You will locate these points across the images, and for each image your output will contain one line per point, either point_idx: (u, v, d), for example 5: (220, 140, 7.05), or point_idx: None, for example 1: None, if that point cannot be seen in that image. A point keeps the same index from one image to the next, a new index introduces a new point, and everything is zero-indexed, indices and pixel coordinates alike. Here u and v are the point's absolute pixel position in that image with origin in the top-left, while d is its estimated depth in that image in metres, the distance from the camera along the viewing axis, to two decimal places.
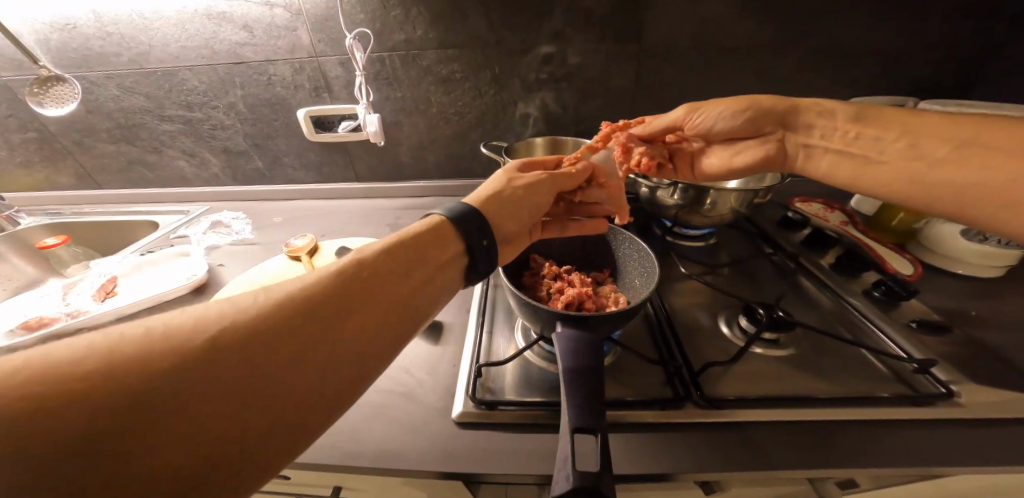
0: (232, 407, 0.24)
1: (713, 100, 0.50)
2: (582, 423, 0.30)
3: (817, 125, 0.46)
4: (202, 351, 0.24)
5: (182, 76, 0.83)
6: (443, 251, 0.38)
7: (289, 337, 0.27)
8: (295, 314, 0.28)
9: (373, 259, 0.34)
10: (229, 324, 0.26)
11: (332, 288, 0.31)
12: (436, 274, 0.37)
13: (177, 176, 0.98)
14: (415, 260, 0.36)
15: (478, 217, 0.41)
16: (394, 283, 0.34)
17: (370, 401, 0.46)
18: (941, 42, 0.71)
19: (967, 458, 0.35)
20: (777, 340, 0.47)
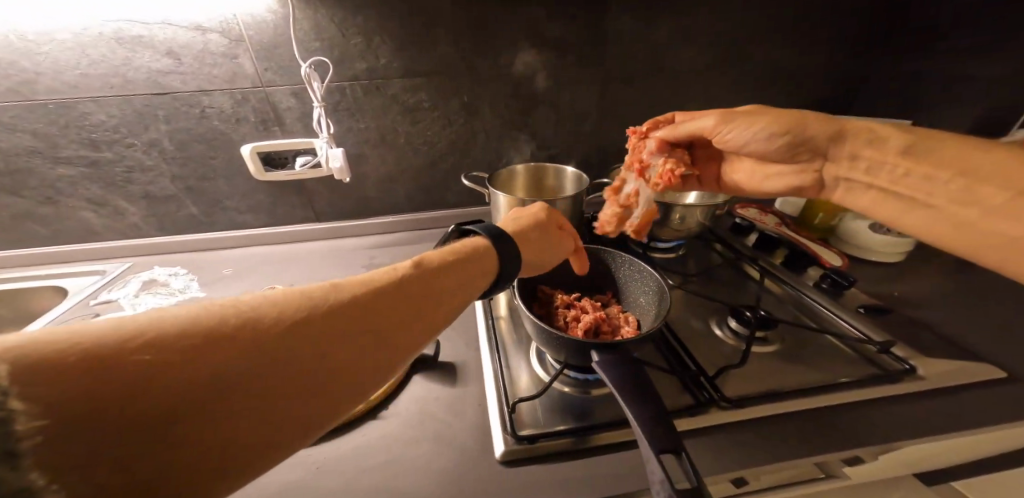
0: (261, 404, 0.24)
1: (758, 119, 0.51)
2: (663, 445, 0.31)
3: (861, 155, 0.47)
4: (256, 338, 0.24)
5: (83, 109, 0.68)
6: (486, 271, 0.40)
7: (332, 341, 0.28)
8: (340, 319, 0.29)
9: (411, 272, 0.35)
10: (286, 321, 0.26)
11: (375, 295, 0.31)
12: (464, 287, 0.38)
13: (79, 230, 0.80)
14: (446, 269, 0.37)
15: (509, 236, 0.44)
16: (426, 295, 0.34)
17: (403, 461, 0.42)
18: (828, 72, 0.87)
19: (930, 414, 0.43)
20: (765, 338, 0.54)
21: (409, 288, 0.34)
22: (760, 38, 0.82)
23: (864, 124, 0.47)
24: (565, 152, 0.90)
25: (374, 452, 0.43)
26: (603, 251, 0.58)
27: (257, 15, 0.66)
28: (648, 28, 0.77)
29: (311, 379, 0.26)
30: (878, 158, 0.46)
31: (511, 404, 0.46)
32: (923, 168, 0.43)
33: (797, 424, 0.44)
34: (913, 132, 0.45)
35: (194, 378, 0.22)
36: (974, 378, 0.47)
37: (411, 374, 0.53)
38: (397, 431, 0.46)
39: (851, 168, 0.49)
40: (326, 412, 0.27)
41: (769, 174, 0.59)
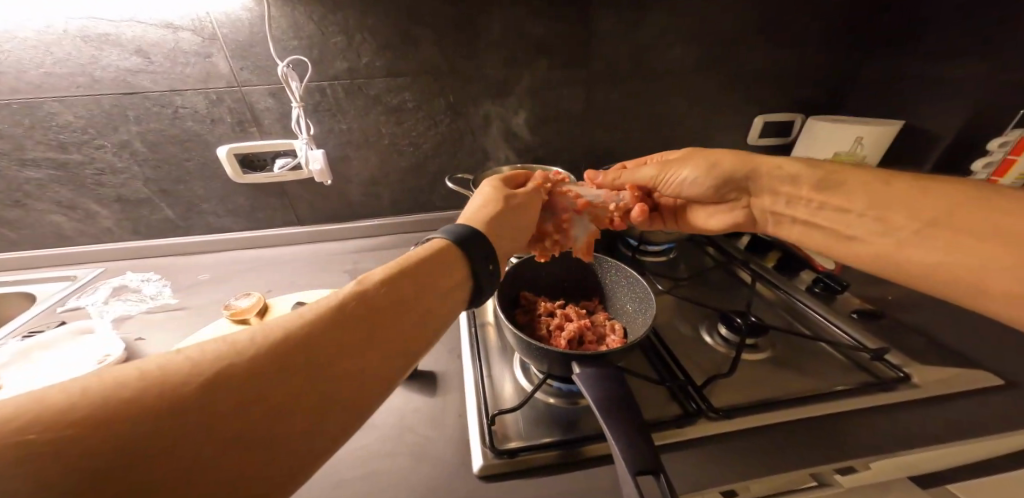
0: (233, 457, 0.21)
1: (688, 161, 0.53)
2: (642, 465, 0.29)
3: (781, 191, 0.47)
4: (197, 393, 0.22)
5: (49, 109, 0.65)
6: (457, 274, 0.36)
7: (299, 371, 0.25)
8: (301, 353, 0.25)
9: (382, 284, 0.32)
10: (234, 364, 0.23)
11: (340, 316, 0.28)
12: (442, 297, 0.34)
13: (49, 235, 0.77)
14: (422, 280, 0.33)
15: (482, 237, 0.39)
16: (401, 305, 0.31)
17: (378, 475, 0.40)
18: (819, 72, 0.86)
19: (928, 425, 0.42)
20: (756, 344, 0.52)
21: (381, 300, 0.31)
22: (750, 37, 0.80)
23: (775, 161, 0.47)
24: (553, 154, 0.89)
25: (346, 467, 0.41)
26: (589, 256, 0.56)
27: (231, 13, 0.63)
28: (637, 26, 0.76)
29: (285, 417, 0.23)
30: (797, 195, 0.46)
31: (491, 415, 0.44)
32: (831, 174, 0.44)
33: (789, 435, 0.42)
34: (820, 166, 0.45)
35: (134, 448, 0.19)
36: (970, 385, 0.45)
37: None
38: (372, 444, 0.43)
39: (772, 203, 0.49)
40: (317, 449, 0.24)
41: (707, 213, 0.57)
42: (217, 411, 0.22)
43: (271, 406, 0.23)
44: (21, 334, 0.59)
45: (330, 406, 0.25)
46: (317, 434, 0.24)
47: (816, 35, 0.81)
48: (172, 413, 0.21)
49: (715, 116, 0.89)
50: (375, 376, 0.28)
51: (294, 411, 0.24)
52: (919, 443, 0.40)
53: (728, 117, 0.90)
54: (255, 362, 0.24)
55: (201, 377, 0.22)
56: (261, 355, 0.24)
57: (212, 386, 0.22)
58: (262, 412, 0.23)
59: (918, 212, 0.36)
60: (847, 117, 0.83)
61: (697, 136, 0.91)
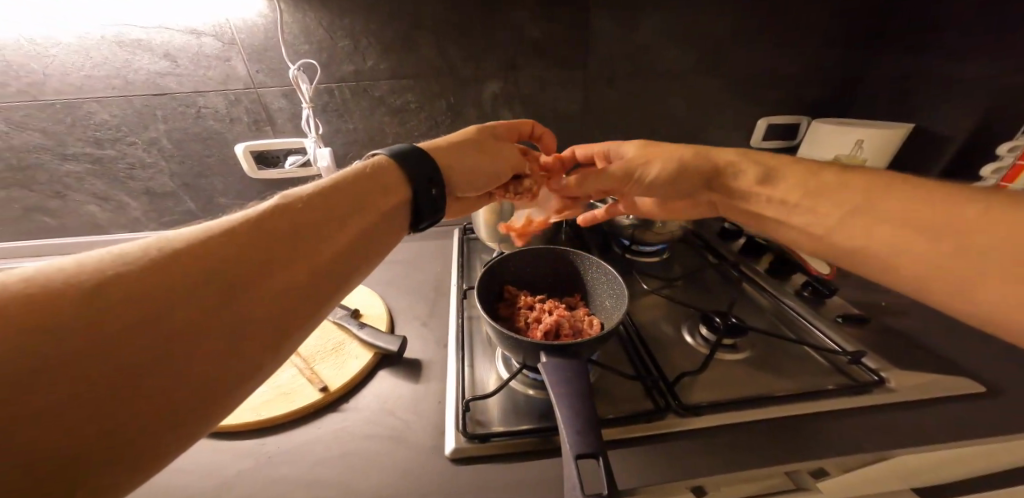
0: (203, 333, 0.25)
1: (654, 158, 0.53)
2: (584, 448, 0.31)
3: (735, 187, 0.50)
4: (178, 271, 0.25)
5: (88, 109, 0.72)
6: (393, 197, 0.43)
7: (246, 262, 0.29)
8: (266, 247, 0.30)
9: (312, 201, 0.36)
10: (193, 250, 0.27)
11: (277, 224, 0.32)
12: (383, 215, 0.41)
13: (86, 223, 0.85)
14: (366, 202, 0.40)
15: (427, 164, 0.46)
16: (336, 216, 0.37)
17: (357, 451, 0.44)
18: (828, 72, 0.84)
19: (899, 430, 0.41)
20: (735, 345, 0.53)
21: (314, 210, 0.35)
22: (753, 37, 0.79)
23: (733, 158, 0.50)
24: None
25: (328, 444, 0.44)
26: (573, 253, 0.57)
27: (249, 20, 0.68)
28: (636, 28, 0.76)
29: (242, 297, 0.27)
30: (745, 189, 0.49)
31: (466, 402, 0.47)
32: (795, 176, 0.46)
33: (754, 433, 0.43)
34: (760, 160, 0.49)
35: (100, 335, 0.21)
36: (955, 390, 0.45)
37: (377, 369, 0.54)
38: (355, 425, 0.47)
39: (735, 198, 0.51)
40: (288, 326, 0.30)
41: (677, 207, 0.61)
42: (169, 295, 0.24)
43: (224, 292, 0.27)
44: None
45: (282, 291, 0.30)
46: (285, 312, 0.30)
47: (823, 33, 0.80)
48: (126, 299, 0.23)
49: (717, 118, 0.89)
50: (324, 269, 0.33)
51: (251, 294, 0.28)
52: (894, 449, 0.40)
53: (729, 119, 0.89)
54: (193, 256, 0.27)
55: (142, 271, 0.24)
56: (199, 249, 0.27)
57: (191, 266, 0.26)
58: (233, 288, 0.27)
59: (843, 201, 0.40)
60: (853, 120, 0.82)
61: (697, 137, 0.91)
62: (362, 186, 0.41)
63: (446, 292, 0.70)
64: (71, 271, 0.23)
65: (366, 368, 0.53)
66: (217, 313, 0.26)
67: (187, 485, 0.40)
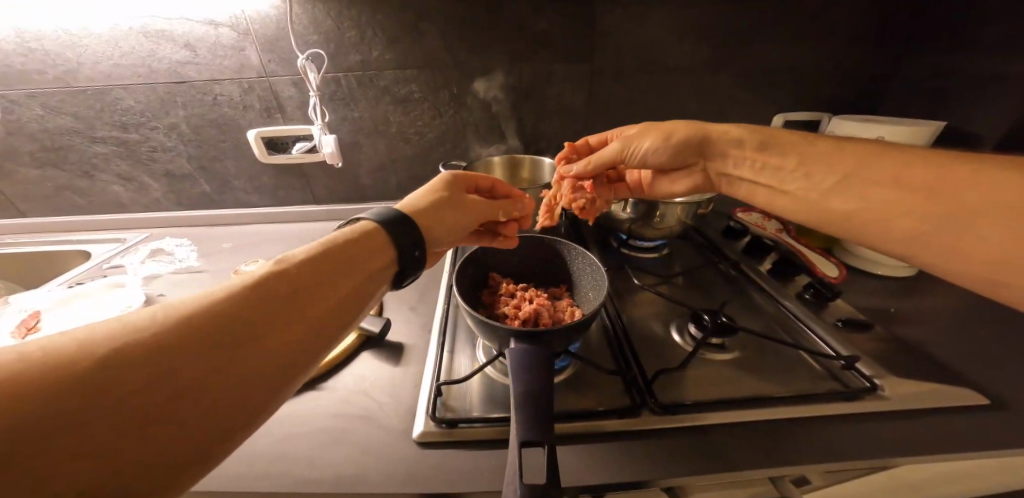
0: (137, 433, 0.21)
1: (649, 132, 0.54)
2: (531, 436, 0.30)
3: (729, 153, 0.51)
4: (110, 360, 0.22)
5: (116, 95, 0.77)
6: (378, 258, 0.38)
7: (222, 341, 0.25)
8: (223, 324, 0.26)
9: (305, 263, 0.33)
10: (136, 334, 0.23)
11: (259, 293, 0.29)
12: (368, 278, 0.37)
13: (112, 202, 0.91)
14: (348, 264, 0.35)
15: (411, 225, 0.41)
16: (325, 282, 0.33)
17: (330, 428, 0.45)
18: (852, 66, 0.79)
19: (892, 440, 0.39)
20: (723, 345, 0.51)
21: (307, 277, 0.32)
22: (771, 28, 0.75)
23: (722, 128, 0.51)
24: (555, 146, 0.89)
25: (303, 421, 0.46)
26: (559, 243, 0.56)
27: (262, 11, 0.71)
28: (644, 20, 0.74)
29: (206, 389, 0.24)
30: (746, 159, 0.49)
31: (440, 387, 0.47)
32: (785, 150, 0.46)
33: (737, 434, 0.41)
34: (761, 130, 0.49)
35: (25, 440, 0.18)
36: (954, 400, 0.42)
37: (359, 350, 0.56)
38: (329, 404, 0.48)
39: (724, 165, 0.52)
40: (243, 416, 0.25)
41: (668, 181, 0.59)
42: (125, 384, 0.21)
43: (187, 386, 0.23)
44: (72, 283, 0.70)
45: (253, 377, 0.26)
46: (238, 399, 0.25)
47: (848, 26, 0.75)
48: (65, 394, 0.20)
49: (730, 113, 0.85)
50: (304, 348, 0.29)
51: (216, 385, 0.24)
52: (887, 459, 0.37)
53: (743, 115, 0.85)
54: (161, 334, 0.24)
55: (102, 356, 0.22)
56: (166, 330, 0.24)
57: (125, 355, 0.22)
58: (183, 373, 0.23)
59: (835, 165, 0.42)
60: (876, 118, 0.77)
61: None
62: (359, 245, 0.37)
63: (437, 280, 0.71)
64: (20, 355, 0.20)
65: (348, 349, 0.54)
66: (177, 403, 0.23)
67: None
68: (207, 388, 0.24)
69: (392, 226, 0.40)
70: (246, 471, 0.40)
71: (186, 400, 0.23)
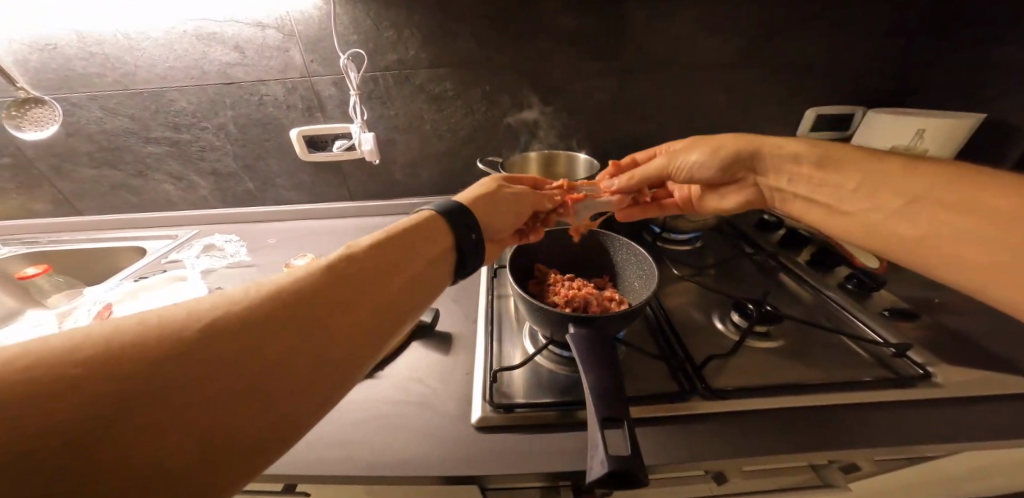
0: (228, 403, 0.23)
1: (697, 145, 0.54)
2: (608, 412, 0.32)
3: (784, 167, 0.48)
4: (206, 333, 0.24)
5: (170, 97, 0.81)
6: (431, 249, 0.40)
7: (295, 323, 0.28)
8: (295, 309, 0.28)
9: (367, 254, 0.35)
10: (229, 309, 0.26)
11: (326, 280, 0.31)
12: (424, 269, 0.38)
13: (163, 200, 0.96)
14: (404, 256, 0.37)
15: (467, 214, 0.44)
16: (384, 274, 0.35)
17: (390, 413, 0.48)
18: (889, 57, 0.78)
19: (944, 426, 0.40)
20: (767, 333, 0.52)
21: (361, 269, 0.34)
22: (806, 19, 0.75)
23: (777, 142, 0.49)
24: (585, 142, 0.90)
25: (365, 408, 0.48)
26: (603, 235, 0.58)
27: (306, 11, 0.73)
28: (677, 13, 0.75)
29: (268, 371, 0.25)
30: (800, 173, 0.47)
31: (494, 374, 0.49)
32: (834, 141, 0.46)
33: (788, 419, 0.42)
34: (822, 146, 0.46)
35: (136, 401, 0.21)
36: (1004, 390, 0.42)
37: (409, 340, 0.58)
38: (387, 391, 0.51)
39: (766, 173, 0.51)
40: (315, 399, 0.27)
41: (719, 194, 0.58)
42: (218, 355, 0.24)
43: (249, 365, 0.25)
44: (136, 277, 0.75)
45: (323, 361, 0.28)
46: (309, 381, 0.27)
47: (887, 15, 0.74)
48: (169, 363, 0.22)
49: (762, 106, 0.85)
50: (361, 340, 0.31)
51: (285, 366, 0.26)
52: (938, 444, 0.38)
53: (775, 108, 0.85)
54: (247, 315, 0.26)
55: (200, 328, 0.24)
56: (236, 313, 0.26)
57: (217, 329, 0.25)
58: (263, 350, 0.26)
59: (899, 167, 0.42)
60: (914, 109, 0.76)
61: (740, 126, 0.87)
62: (416, 237, 0.40)
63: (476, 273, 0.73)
64: (141, 325, 0.24)
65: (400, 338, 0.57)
66: (257, 379, 0.25)
67: None
68: (282, 367, 0.26)
69: (450, 217, 0.43)
70: (320, 454, 0.43)
71: (267, 375, 0.25)
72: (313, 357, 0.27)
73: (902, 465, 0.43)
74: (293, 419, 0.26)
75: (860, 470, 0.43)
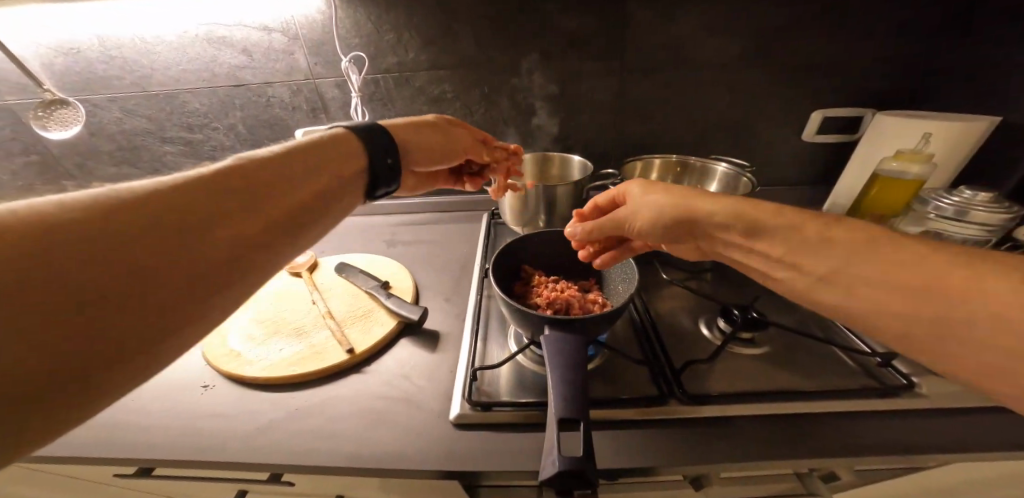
0: (182, 253, 0.28)
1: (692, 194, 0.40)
2: (568, 412, 0.33)
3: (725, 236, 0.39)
4: (137, 205, 0.28)
5: (183, 98, 0.85)
6: (343, 162, 0.45)
7: (226, 201, 0.32)
8: (224, 191, 0.33)
9: (285, 160, 0.40)
10: (153, 191, 0.30)
11: (248, 174, 0.35)
12: (337, 175, 0.44)
13: None
14: (320, 163, 0.43)
15: (380, 139, 0.51)
16: (304, 174, 0.40)
17: (373, 408, 0.49)
18: (898, 58, 0.76)
19: (926, 437, 0.39)
20: (752, 339, 0.51)
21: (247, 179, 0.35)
22: (810, 19, 0.73)
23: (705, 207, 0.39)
24: (583, 143, 0.90)
25: (350, 402, 0.50)
26: None
27: (310, 15, 0.76)
28: (676, 14, 0.74)
29: (210, 231, 0.30)
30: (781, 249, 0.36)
31: (475, 373, 0.50)
32: None
33: (765, 426, 0.41)
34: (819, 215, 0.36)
35: (92, 251, 0.24)
36: (995, 403, 0.41)
37: (398, 337, 0.60)
38: (373, 386, 0.52)
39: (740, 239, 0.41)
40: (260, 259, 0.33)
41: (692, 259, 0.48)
42: (158, 218, 0.28)
43: (191, 226, 0.29)
44: None
45: (260, 230, 0.33)
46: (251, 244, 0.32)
47: (895, 14, 0.72)
48: (111, 224, 0.26)
49: (764, 108, 0.84)
50: (291, 218, 0.36)
51: (227, 229, 0.31)
52: (918, 455, 0.38)
53: (778, 110, 0.83)
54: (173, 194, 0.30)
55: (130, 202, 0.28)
56: (164, 192, 0.30)
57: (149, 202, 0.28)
58: (203, 217, 0.30)
59: None
60: (924, 113, 0.74)
61: (741, 128, 0.86)
62: (328, 152, 0.45)
63: (469, 273, 0.75)
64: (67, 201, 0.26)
65: (390, 335, 0.59)
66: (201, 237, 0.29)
67: (230, 430, 0.47)
68: (223, 229, 0.31)
69: (360, 137, 0.49)
70: (304, 445, 0.45)
71: (211, 234, 0.30)
72: (250, 225, 0.33)
73: (883, 476, 0.43)
74: (243, 271, 0.31)
75: (839, 480, 0.42)
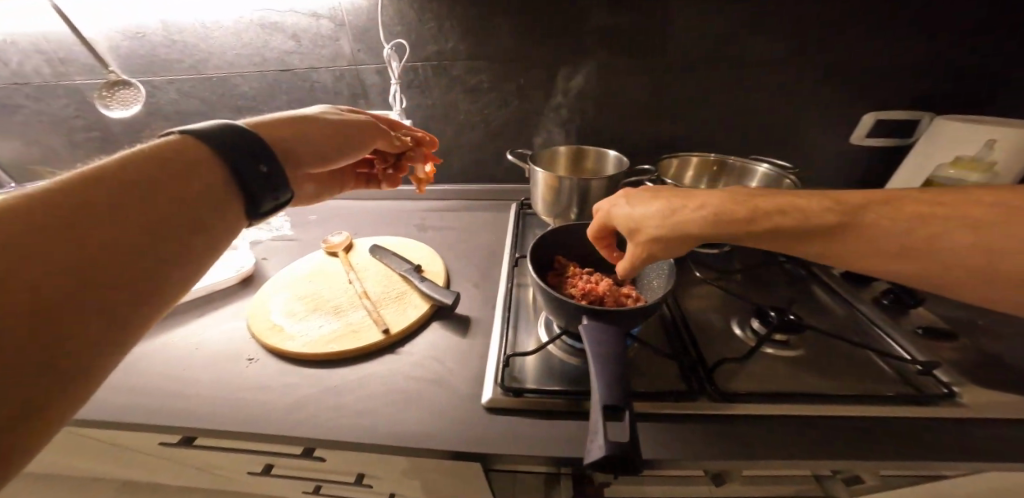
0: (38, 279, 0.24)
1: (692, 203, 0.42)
2: (613, 399, 0.34)
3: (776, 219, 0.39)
4: None
5: (234, 82, 0.89)
6: (207, 167, 0.37)
7: (76, 218, 0.28)
8: (67, 210, 0.28)
9: (140, 167, 0.34)
10: None
11: (93, 189, 0.30)
12: (212, 178, 0.37)
13: None
14: (190, 167, 0.36)
15: (248, 139, 0.41)
16: (176, 179, 0.35)
17: (404, 388, 0.51)
18: (960, 59, 0.72)
19: (965, 450, 0.38)
20: (788, 341, 0.51)
21: (39, 212, 0.27)
22: (866, 17, 0.70)
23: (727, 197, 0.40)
24: (616, 137, 0.89)
25: (383, 381, 0.52)
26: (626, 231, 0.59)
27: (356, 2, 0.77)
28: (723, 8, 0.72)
29: (71, 253, 0.26)
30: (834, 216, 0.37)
31: (507, 359, 0.51)
32: None
33: (795, 428, 0.41)
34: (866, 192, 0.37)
35: None
36: None
37: (430, 321, 0.62)
38: (404, 367, 0.54)
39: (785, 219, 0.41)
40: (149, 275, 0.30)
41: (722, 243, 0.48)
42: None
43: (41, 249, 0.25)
44: None
45: (137, 246, 0.30)
46: (131, 261, 0.29)
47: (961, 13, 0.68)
48: None
49: (808, 108, 0.81)
50: (174, 229, 0.33)
51: (93, 249, 0.27)
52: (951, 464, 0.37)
53: (823, 110, 0.80)
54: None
55: None
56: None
57: None
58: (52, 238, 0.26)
59: None
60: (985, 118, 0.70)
61: (782, 128, 0.84)
62: (186, 154, 0.37)
63: (499, 262, 0.76)
64: None
65: (422, 317, 0.61)
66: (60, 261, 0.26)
67: (272, 400, 0.50)
68: (88, 249, 0.27)
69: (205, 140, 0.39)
70: (340, 419, 0.47)
71: (74, 254, 0.26)
72: (120, 241, 0.29)
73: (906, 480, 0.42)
74: (130, 288, 0.29)
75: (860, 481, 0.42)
